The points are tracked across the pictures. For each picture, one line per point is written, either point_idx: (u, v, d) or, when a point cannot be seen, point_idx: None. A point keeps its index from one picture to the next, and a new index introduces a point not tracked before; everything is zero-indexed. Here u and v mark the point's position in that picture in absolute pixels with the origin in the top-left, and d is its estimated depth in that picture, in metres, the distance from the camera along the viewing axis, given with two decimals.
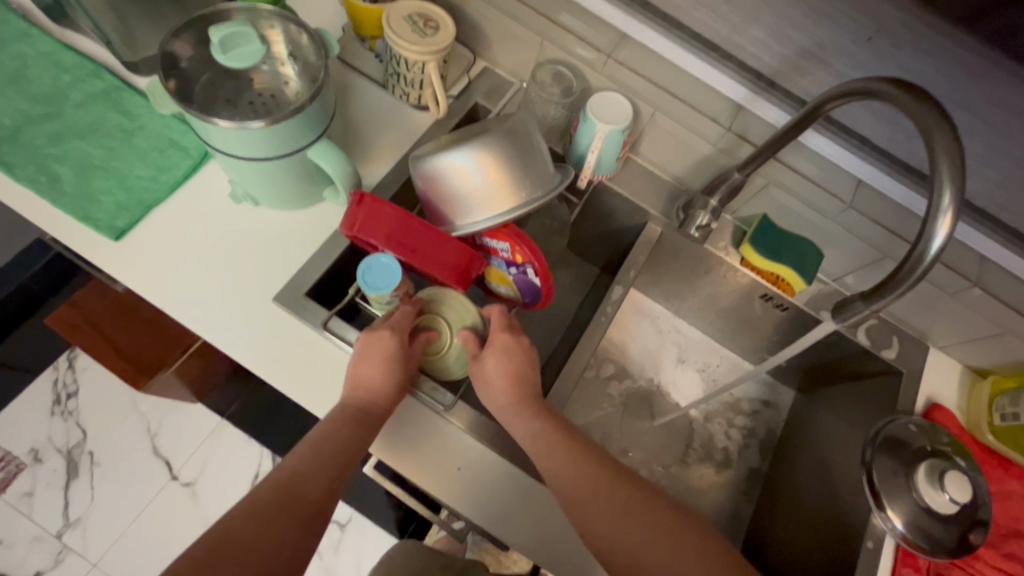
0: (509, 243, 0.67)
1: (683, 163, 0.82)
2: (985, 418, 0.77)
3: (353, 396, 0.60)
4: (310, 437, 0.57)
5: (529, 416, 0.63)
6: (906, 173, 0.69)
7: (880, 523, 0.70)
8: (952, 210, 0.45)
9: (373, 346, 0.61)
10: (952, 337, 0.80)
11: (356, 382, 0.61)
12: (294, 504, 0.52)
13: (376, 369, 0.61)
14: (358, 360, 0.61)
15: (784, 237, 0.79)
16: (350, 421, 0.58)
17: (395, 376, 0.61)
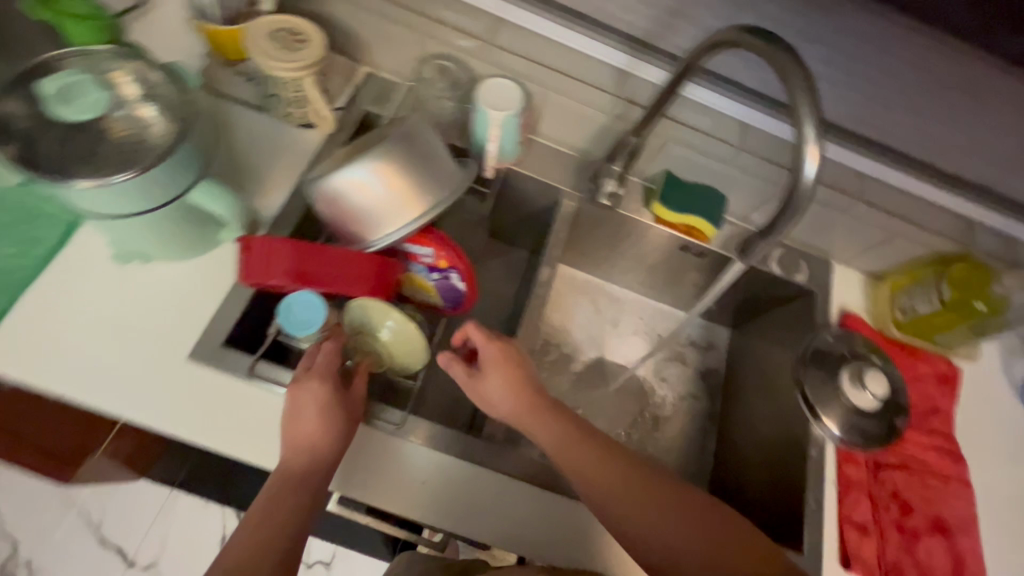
0: (434, 248, 0.65)
1: (582, 134, 0.83)
2: (890, 315, 0.85)
3: (291, 454, 0.57)
4: (254, 508, 0.53)
5: (552, 425, 0.62)
6: (773, 111, 0.76)
7: (819, 428, 0.76)
8: (816, 140, 0.49)
9: (304, 401, 0.59)
10: (849, 250, 0.88)
11: (295, 441, 0.57)
12: None
13: (312, 423, 0.58)
14: (291, 420, 0.59)
15: (689, 190, 0.82)
16: (293, 484, 0.55)
17: (335, 423, 0.59)
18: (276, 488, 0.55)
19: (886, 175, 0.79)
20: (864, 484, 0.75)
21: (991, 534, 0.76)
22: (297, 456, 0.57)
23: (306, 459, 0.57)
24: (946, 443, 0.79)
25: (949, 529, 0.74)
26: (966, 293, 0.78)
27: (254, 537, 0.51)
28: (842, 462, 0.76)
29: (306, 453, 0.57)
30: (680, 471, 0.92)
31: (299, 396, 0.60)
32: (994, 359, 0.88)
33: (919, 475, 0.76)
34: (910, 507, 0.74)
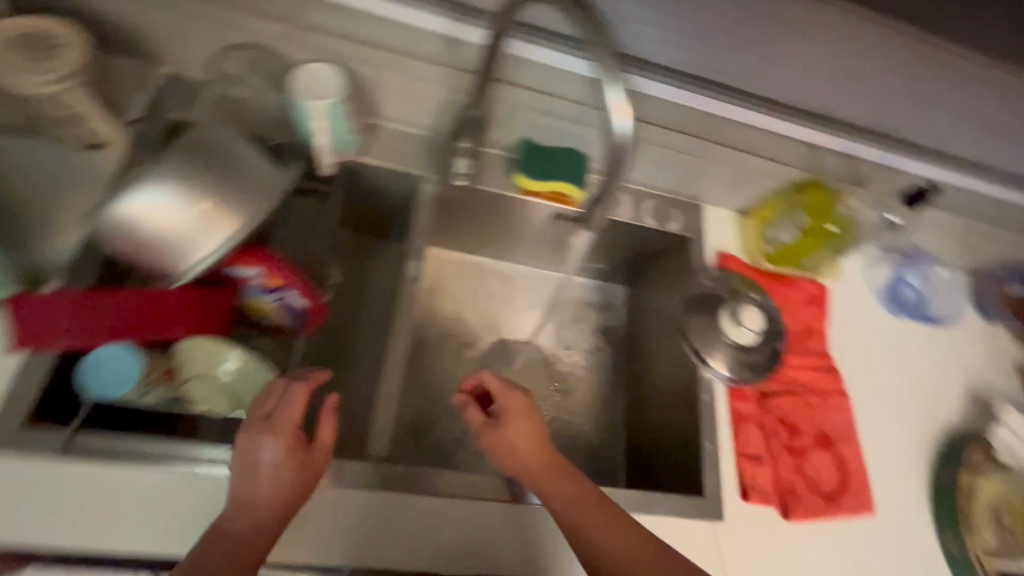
0: (262, 266, 0.57)
1: (426, 111, 0.77)
2: (760, 251, 0.87)
3: (236, 524, 0.49)
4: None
5: (565, 477, 0.60)
6: (619, 62, 0.70)
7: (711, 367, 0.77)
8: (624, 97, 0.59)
9: (259, 457, 0.51)
10: (716, 191, 0.88)
11: (238, 502, 0.49)
12: None
13: (265, 484, 0.50)
14: (242, 475, 0.50)
15: (549, 155, 0.79)
16: (222, 556, 0.48)
17: (288, 496, 0.51)
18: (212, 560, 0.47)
19: (740, 114, 0.77)
20: (755, 417, 0.77)
21: (868, 437, 0.82)
22: (246, 527, 0.49)
23: (252, 532, 0.49)
24: (821, 361, 0.84)
25: (832, 441, 0.79)
26: (820, 218, 0.82)
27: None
28: (732, 399, 0.78)
29: (253, 525, 0.49)
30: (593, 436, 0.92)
31: (252, 447, 0.51)
32: (854, 274, 0.94)
33: (803, 397, 0.80)
34: (798, 429, 0.78)
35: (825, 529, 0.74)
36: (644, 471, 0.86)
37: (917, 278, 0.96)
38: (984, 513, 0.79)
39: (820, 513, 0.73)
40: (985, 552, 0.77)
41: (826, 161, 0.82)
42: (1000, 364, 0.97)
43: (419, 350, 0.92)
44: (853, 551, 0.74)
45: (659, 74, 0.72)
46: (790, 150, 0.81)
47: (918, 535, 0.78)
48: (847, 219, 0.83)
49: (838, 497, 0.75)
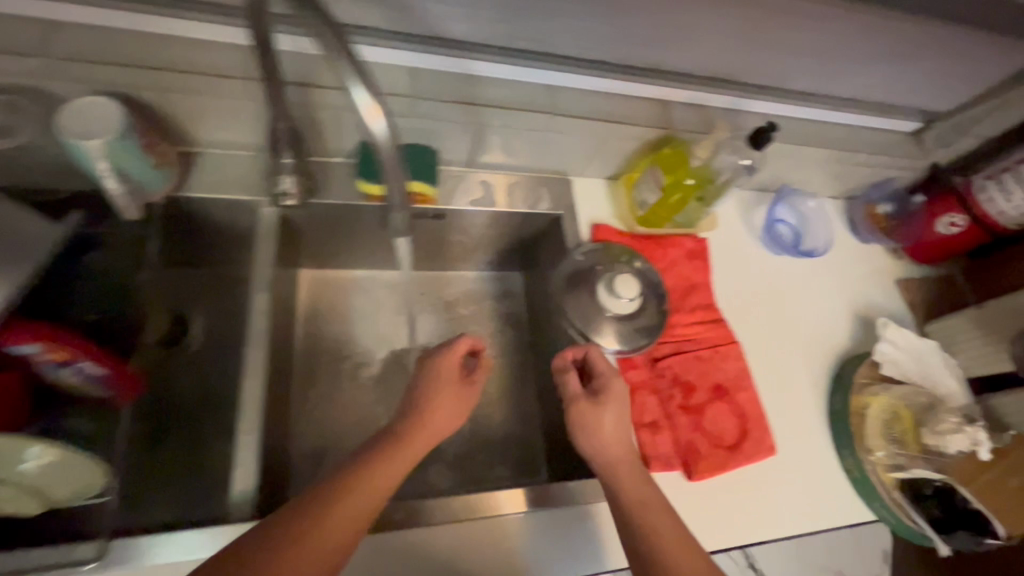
0: (43, 342, 0.50)
1: (246, 129, 0.70)
2: (632, 216, 0.86)
3: (355, 484, 0.54)
4: (375, 453, 0.58)
5: (637, 475, 0.63)
6: (429, 47, 0.67)
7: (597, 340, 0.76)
8: (374, 95, 0.45)
9: (433, 389, 0.65)
10: (579, 164, 0.86)
11: (414, 419, 0.63)
12: (314, 529, 0.50)
13: (439, 410, 0.64)
14: (428, 400, 0.65)
15: (389, 156, 0.74)
16: (397, 452, 0.58)
17: (438, 431, 0.63)
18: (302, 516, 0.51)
19: (573, 80, 0.75)
20: (648, 383, 0.77)
21: (760, 378, 0.85)
22: (359, 491, 0.54)
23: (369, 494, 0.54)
24: (708, 314, 0.84)
25: (727, 391, 0.79)
26: (675, 174, 0.79)
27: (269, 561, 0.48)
28: (622, 371, 0.77)
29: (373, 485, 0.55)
30: (506, 428, 0.91)
31: (426, 384, 0.66)
32: (730, 220, 0.95)
33: (692, 352, 0.80)
34: (691, 386, 0.78)
35: (728, 478, 0.76)
36: (558, 454, 0.86)
37: (791, 213, 0.98)
38: (878, 430, 0.81)
39: (721, 465, 0.74)
40: (885, 467, 0.78)
41: (676, 115, 0.80)
42: (880, 280, 1.01)
43: (309, 379, 0.87)
44: (757, 493, 0.76)
45: (481, 54, 0.69)
46: (637, 110, 0.79)
47: (816, 463, 0.81)
48: (705, 171, 0.78)
49: (738, 444, 0.76)
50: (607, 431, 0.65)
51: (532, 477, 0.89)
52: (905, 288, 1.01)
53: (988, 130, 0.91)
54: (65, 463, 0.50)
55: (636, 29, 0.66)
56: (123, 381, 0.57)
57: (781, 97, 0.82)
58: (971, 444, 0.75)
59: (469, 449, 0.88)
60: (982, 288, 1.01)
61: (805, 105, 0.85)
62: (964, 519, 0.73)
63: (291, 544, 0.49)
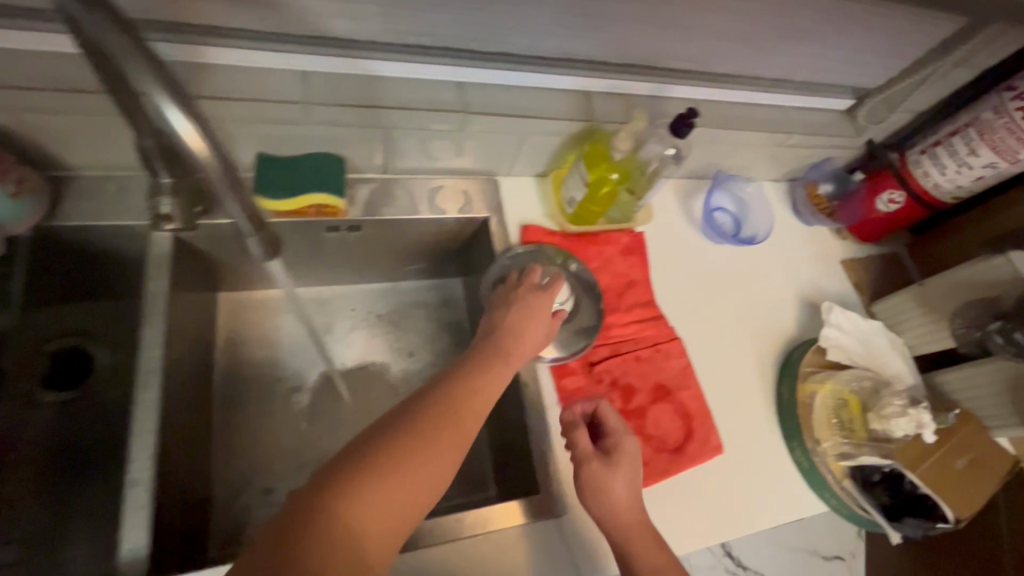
0: None
1: (118, 149, 0.63)
2: (561, 214, 0.82)
3: (472, 385, 0.54)
4: (489, 360, 0.57)
5: (652, 537, 0.59)
6: (316, 46, 0.62)
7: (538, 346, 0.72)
8: (194, 122, 0.40)
9: (533, 306, 0.66)
10: (504, 163, 0.82)
11: (515, 328, 0.63)
12: (451, 419, 0.49)
13: (537, 325, 0.65)
14: (529, 314, 0.65)
15: (289, 167, 0.69)
16: (506, 363, 0.58)
17: (528, 354, 0.62)
18: (462, 403, 0.51)
19: (483, 75, 0.70)
20: (585, 390, 0.74)
21: (706, 374, 0.82)
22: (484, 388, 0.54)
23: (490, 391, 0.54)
24: (647, 311, 0.80)
25: (670, 392, 0.76)
26: (597, 168, 0.75)
27: (411, 447, 0.46)
28: (557, 378, 0.73)
29: (489, 388, 0.55)
30: None
31: (532, 296, 0.67)
32: (667, 211, 0.92)
33: (631, 353, 0.77)
34: (631, 389, 0.75)
35: (672, 482, 0.73)
36: (503, 468, 0.82)
37: (729, 198, 0.95)
38: (825, 419, 0.79)
39: (665, 471, 0.71)
40: (835, 457, 0.76)
41: (596, 105, 0.75)
42: (825, 261, 0.99)
43: (231, 411, 0.81)
44: (703, 495, 0.73)
45: (375, 53, 0.64)
46: (554, 103, 0.74)
47: (766, 456, 0.79)
48: (629, 163, 0.75)
49: (682, 447, 0.73)
50: (620, 499, 0.59)
51: (481, 494, 0.84)
52: (850, 267, 0.99)
53: (918, 103, 0.89)
54: None
55: (535, 18, 0.62)
56: None
57: (701, 82, 0.79)
58: (916, 427, 0.73)
59: None
60: (927, 262, 0.99)
61: (728, 87, 0.82)
62: (913, 505, 0.73)
63: (437, 424, 0.48)
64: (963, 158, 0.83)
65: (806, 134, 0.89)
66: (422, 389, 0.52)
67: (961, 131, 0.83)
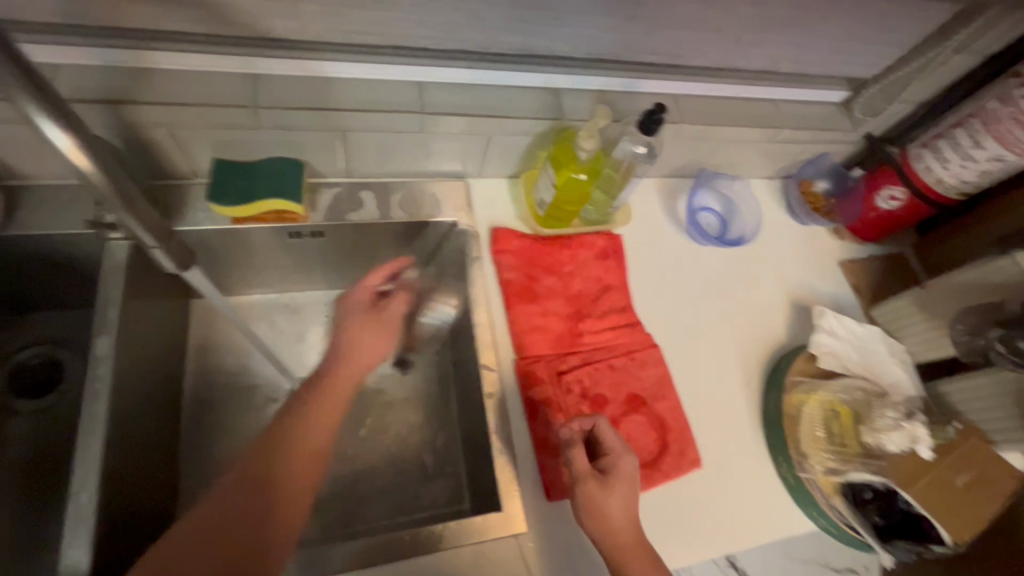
0: None
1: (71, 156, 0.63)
2: (534, 217, 0.79)
3: (301, 428, 0.56)
4: (317, 405, 0.58)
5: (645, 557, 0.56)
6: (264, 48, 0.61)
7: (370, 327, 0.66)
8: (69, 129, 0.40)
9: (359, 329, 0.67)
10: (474, 163, 0.79)
11: (349, 346, 0.65)
12: (272, 488, 0.52)
13: (371, 339, 0.67)
14: (353, 331, 0.67)
15: (245, 173, 0.67)
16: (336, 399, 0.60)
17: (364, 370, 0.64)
18: (281, 466, 0.53)
19: (442, 74, 0.67)
20: (554, 400, 0.70)
21: (685, 383, 0.78)
22: (319, 417, 0.57)
23: (321, 427, 0.57)
24: (622, 317, 0.77)
25: (645, 402, 0.72)
26: (563, 169, 0.71)
27: (231, 522, 0.50)
28: (525, 388, 0.70)
29: (323, 422, 0.57)
30: (424, 455, 0.83)
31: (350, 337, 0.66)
32: (648, 212, 0.88)
33: (603, 362, 0.73)
34: (603, 399, 0.71)
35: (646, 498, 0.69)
36: (475, 480, 0.79)
37: (714, 198, 0.91)
38: (812, 432, 0.74)
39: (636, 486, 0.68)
40: (824, 473, 0.71)
41: (565, 102, 0.72)
42: (820, 262, 0.94)
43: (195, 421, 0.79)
44: (678, 512, 0.69)
45: (327, 51, 0.62)
46: (521, 101, 0.71)
47: (751, 470, 0.74)
48: (595, 162, 0.70)
49: (656, 461, 0.69)
50: (616, 519, 0.56)
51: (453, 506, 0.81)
52: (848, 269, 0.94)
53: (919, 93, 0.83)
54: None
55: (488, 12, 0.59)
56: None
57: (678, 75, 0.76)
58: (910, 442, 0.69)
59: (384, 484, 0.80)
60: (934, 262, 0.93)
61: (710, 81, 0.78)
62: (906, 525, 0.68)
63: (252, 502, 0.51)
64: (967, 150, 0.77)
65: (796, 127, 0.85)
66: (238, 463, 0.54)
67: (966, 123, 0.77)
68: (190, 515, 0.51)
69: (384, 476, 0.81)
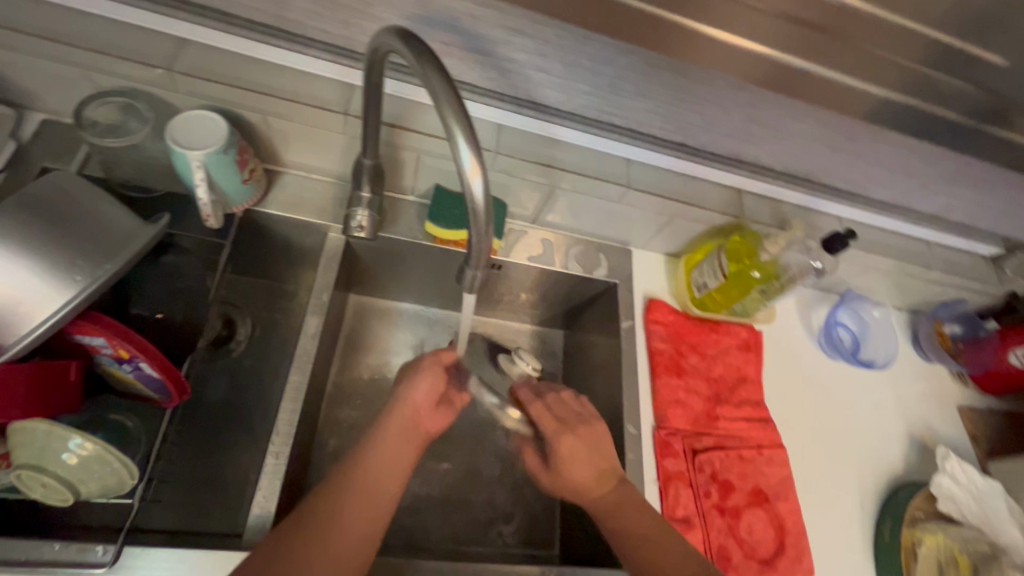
0: (105, 338, 0.49)
1: (329, 155, 0.72)
2: (689, 297, 0.84)
3: (384, 458, 0.58)
4: (376, 447, 0.59)
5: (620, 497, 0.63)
6: (518, 106, 0.68)
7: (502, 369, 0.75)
8: (476, 152, 0.41)
9: (429, 370, 0.66)
10: (642, 235, 0.85)
11: (413, 398, 0.64)
12: (367, 504, 0.55)
13: (427, 386, 0.66)
14: (424, 380, 0.66)
15: (458, 202, 0.75)
16: (412, 432, 0.62)
17: (424, 420, 0.64)
18: (371, 481, 0.56)
19: (652, 158, 0.75)
20: (685, 475, 0.73)
21: (803, 489, 0.79)
22: (392, 448, 0.59)
23: (395, 462, 0.59)
24: (756, 411, 0.80)
25: (768, 498, 0.74)
26: (739, 263, 0.77)
27: (329, 528, 0.52)
28: (660, 457, 0.74)
29: (400, 450, 0.60)
30: (527, 494, 0.84)
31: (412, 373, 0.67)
32: (786, 316, 0.92)
33: (733, 450, 0.76)
34: (730, 486, 0.74)
35: None
36: (573, 531, 0.79)
37: (852, 318, 0.94)
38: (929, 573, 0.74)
39: None
40: None
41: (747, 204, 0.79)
42: (940, 402, 0.95)
43: (332, 412, 0.80)
44: None
45: (568, 120, 0.70)
46: (710, 193, 0.78)
47: None
48: (771, 266, 0.77)
49: (773, 561, 0.71)
50: (580, 473, 0.65)
51: (545, 552, 0.81)
52: (967, 416, 0.94)
53: None
54: (99, 468, 0.50)
55: (721, 120, 0.67)
56: (175, 385, 0.54)
57: (853, 202, 0.82)
58: None
59: (484, 511, 0.81)
60: None
61: (881, 214, 0.83)
62: None
63: (348, 513, 0.53)
64: None
65: (942, 269, 0.89)
66: (333, 474, 0.56)
67: None
68: (313, 496, 0.54)
69: (484, 503, 0.82)
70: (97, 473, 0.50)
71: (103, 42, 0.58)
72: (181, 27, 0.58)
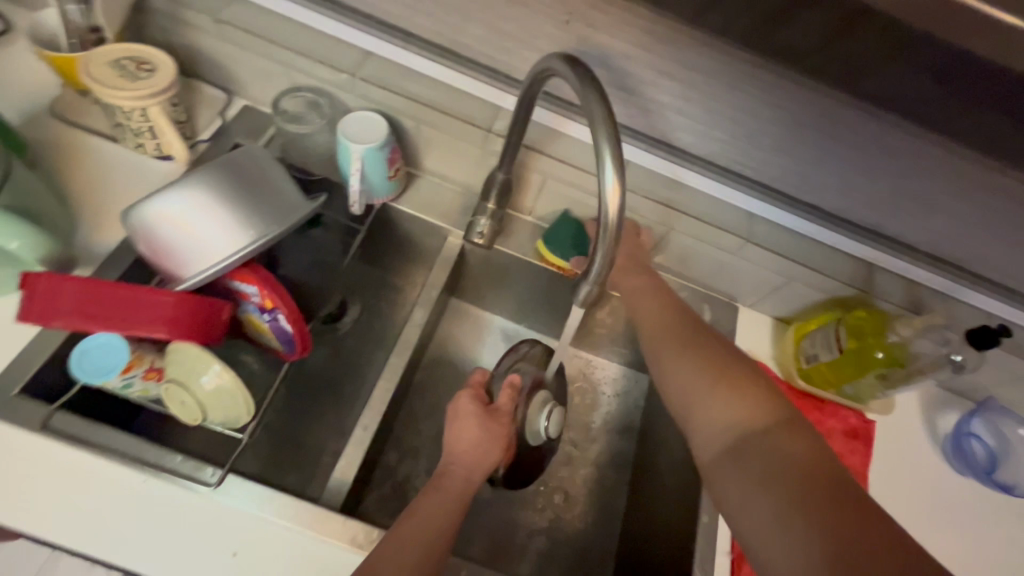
0: (259, 285, 0.59)
1: (463, 166, 0.79)
2: (795, 365, 0.79)
3: (434, 508, 0.57)
4: (422, 509, 0.57)
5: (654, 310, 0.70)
6: (652, 146, 0.70)
7: (537, 421, 0.72)
8: (619, 175, 0.45)
9: (481, 425, 0.65)
10: (754, 293, 0.82)
11: (463, 455, 0.63)
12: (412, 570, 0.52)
13: (478, 444, 0.64)
14: (471, 436, 0.65)
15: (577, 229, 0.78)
16: (462, 495, 0.60)
17: (474, 478, 0.62)
18: (418, 546, 0.54)
19: (781, 216, 0.72)
20: None
21: None
22: (438, 507, 0.58)
23: (444, 517, 0.57)
24: None
25: None
26: (863, 340, 0.73)
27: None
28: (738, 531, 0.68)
29: (449, 509, 0.58)
30: (584, 535, 0.79)
31: (460, 431, 0.65)
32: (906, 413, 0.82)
33: None
34: None
35: None
36: None
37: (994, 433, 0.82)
38: None
39: None
40: None
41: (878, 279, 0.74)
42: None
43: (413, 405, 0.83)
44: None
45: (697, 164, 0.71)
46: (834, 261, 0.74)
47: None
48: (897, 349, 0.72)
49: None
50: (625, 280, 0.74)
51: None
52: None
53: None
54: (229, 397, 0.57)
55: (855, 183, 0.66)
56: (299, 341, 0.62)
57: (1007, 299, 0.73)
58: None
59: (537, 541, 0.78)
60: None
61: None
62: None
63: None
64: None
65: None
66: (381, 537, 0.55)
67: None
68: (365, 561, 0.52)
69: (540, 532, 0.79)
70: (226, 399, 0.57)
71: (316, 50, 0.70)
72: (370, 41, 0.67)
